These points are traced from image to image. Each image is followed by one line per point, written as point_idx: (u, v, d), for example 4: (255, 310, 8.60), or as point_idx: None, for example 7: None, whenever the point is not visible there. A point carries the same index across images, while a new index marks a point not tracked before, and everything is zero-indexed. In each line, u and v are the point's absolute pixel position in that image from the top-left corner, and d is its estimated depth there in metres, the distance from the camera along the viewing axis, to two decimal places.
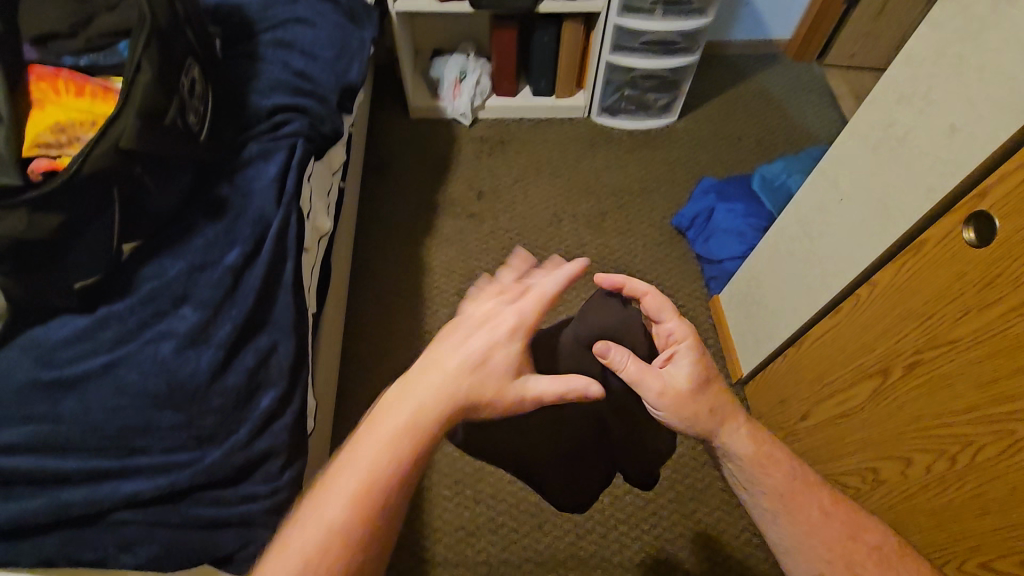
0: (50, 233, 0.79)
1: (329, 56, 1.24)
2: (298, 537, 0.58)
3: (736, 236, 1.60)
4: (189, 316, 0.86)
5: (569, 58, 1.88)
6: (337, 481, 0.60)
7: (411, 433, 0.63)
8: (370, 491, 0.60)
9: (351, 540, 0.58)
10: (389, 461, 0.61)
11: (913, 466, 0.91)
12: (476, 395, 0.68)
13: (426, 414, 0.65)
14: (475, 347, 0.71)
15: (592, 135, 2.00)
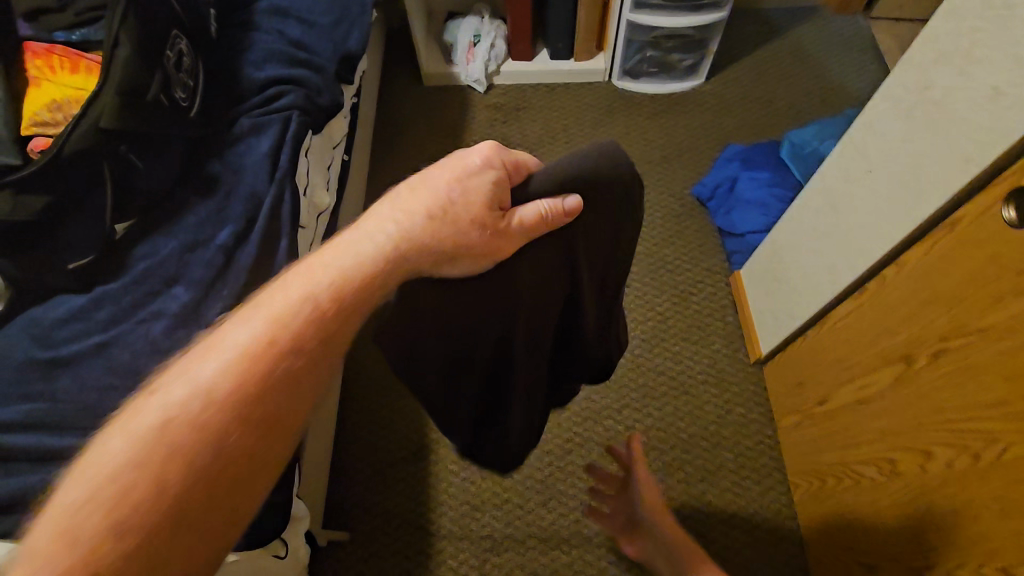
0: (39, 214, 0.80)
1: (327, 23, 1.20)
2: (157, 416, 0.44)
3: (762, 208, 1.51)
4: (180, 295, 0.86)
5: (587, 18, 1.77)
6: (212, 357, 0.47)
7: (311, 303, 0.50)
8: (249, 369, 0.47)
9: (214, 439, 0.44)
10: (293, 318, 0.49)
11: (934, 459, 0.85)
12: (432, 238, 0.52)
13: (357, 266, 0.52)
14: (435, 181, 0.54)
15: (613, 99, 1.90)
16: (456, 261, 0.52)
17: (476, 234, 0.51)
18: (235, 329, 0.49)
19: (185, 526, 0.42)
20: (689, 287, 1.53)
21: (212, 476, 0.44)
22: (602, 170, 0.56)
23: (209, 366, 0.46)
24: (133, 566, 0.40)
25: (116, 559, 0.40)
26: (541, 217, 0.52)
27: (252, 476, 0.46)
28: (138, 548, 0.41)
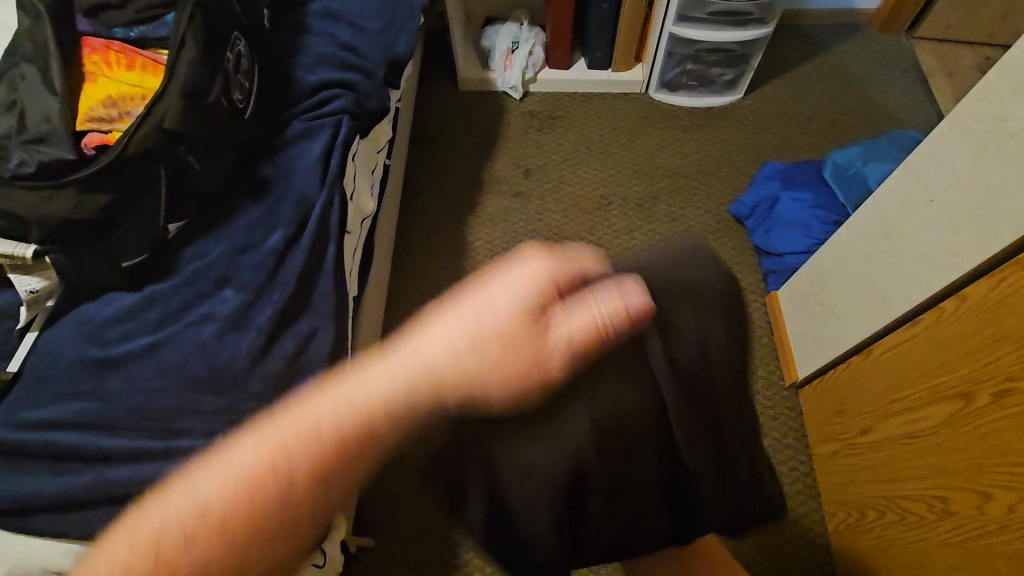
0: (98, 212, 0.79)
1: (376, 27, 1.19)
2: (171, 516, 0.46)
3: (802, 228, 1.48)
4: (230, 298, 0.86)
5: (628, 28, 1.76)
6: (213, 474, 0.47)
7: (340, 422, 0.49)
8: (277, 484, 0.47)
9: (250, 539, 0.46)
10: (294, 455, 0.48)
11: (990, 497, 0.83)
12: (486, 373, 0.50)
13: (400, 397, 0.50)
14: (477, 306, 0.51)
15: (650, 111, 1.88)
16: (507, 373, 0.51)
17: (529, 350, 0.50)
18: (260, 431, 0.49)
19: None
20: None
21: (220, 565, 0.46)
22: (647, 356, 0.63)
23: (216, 489, 0.47)
24: None
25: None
26: (596, 329, 0.51)
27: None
28: None
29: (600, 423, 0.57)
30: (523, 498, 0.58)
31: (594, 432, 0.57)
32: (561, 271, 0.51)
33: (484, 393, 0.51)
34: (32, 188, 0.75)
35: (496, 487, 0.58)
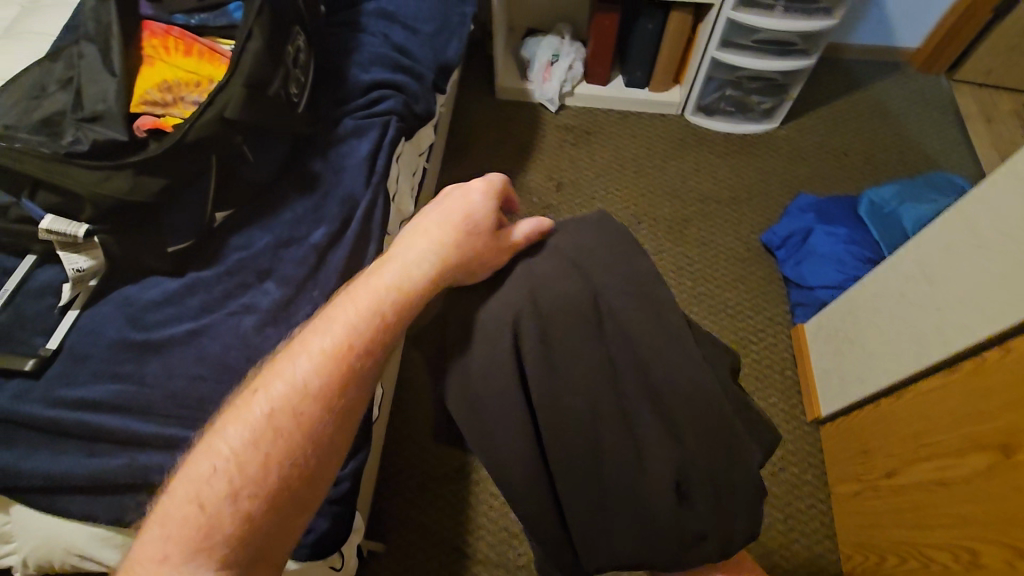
0: (152, 196, 0.79)
1: (429, 31, 1.20)
2: (261, 417, 0.51)
3: (834, 261, 1.47)
4: (272, 291, 0.85)
5: (671, 49, 1.76)
6: (300, 361, 0.53)
7: (374, 315, 0.56)
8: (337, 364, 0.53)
9: (331, 411, 0.52)
10: (358, 331, 0.55)
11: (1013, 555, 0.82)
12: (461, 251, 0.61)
13: (409, 280, 0.58)
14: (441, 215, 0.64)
15: (685, 134, 1.88)
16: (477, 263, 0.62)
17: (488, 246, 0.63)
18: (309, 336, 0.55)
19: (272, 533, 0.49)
20: (748, 334, 1.50)
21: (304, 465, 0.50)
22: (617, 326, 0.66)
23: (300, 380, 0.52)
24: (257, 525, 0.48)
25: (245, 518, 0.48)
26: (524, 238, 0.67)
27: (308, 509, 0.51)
28: (248, 517, 0.48)
29: (557, 324, 0.63)
30: (485, 387, 0.61)
31: (551, 331, 0.63)
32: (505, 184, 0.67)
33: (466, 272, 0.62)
34: (91, 167, 0.76)
35: (467, 346, 0.62)
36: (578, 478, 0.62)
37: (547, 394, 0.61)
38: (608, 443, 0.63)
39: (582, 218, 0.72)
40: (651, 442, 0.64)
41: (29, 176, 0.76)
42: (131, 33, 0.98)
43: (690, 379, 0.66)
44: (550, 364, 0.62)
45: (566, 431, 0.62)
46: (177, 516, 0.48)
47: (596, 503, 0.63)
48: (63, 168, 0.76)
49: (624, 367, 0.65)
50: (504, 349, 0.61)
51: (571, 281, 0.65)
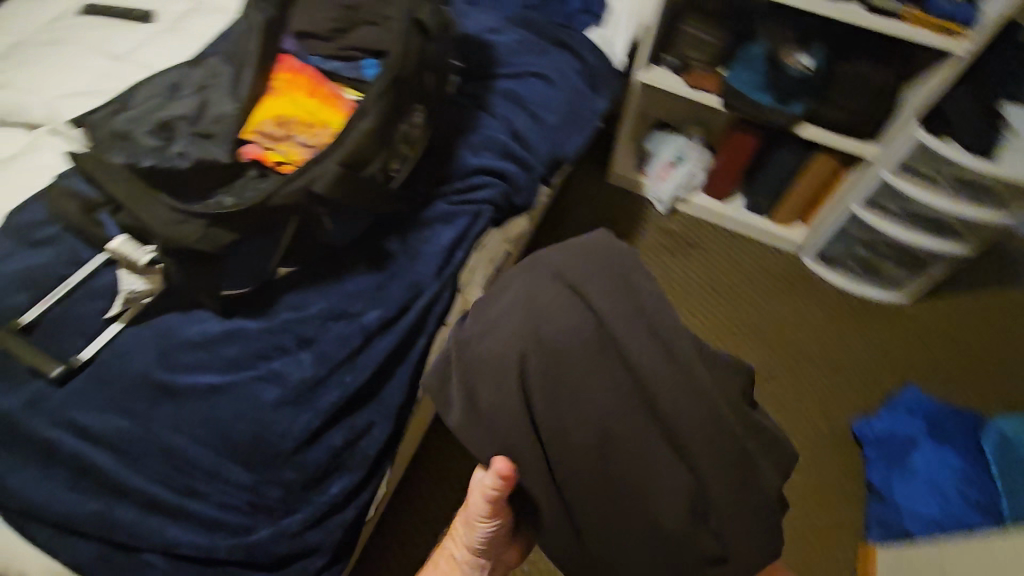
0: (219, 246, 0.77)
1: (554, 122, 1.15)
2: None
3: (934, 491, 1.24)
4: (305, 364, 0.81)
5: (805, 189, 1.61)
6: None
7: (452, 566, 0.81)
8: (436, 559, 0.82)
9: None
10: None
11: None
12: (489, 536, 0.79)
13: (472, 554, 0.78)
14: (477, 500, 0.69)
15: (795, 276, 1.71)
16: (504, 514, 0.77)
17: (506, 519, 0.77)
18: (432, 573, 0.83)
19: None
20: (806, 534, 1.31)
21: None
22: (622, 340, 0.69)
23: None
24: None
25: None
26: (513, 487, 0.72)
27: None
28: None
29: (568, 348, 0.68)
30: (507, 407, 0.66)
31: (561, 356, 0.67)
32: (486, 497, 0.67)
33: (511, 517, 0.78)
34: (171, 207, 0.75)
35: (478, 376, 0.68)
36: (584, 490, 0.67)
37: (556, 425, 0.66)
38: (616, 465, 0.67)
39: (576, 242, 0.76)
40: (659, 461, 0.68)
41: (120, 200, 0.77)
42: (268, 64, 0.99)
43: (693, 419, 0.70)
44: (553, 391, 0.66)
45: (572, 449, 0.66)
46: None
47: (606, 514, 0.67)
48: (149, 200, 0.76)
49: (634, 389, 0.69)
50: (508, 387, 0.66)
51: (580, 313, 0.70)
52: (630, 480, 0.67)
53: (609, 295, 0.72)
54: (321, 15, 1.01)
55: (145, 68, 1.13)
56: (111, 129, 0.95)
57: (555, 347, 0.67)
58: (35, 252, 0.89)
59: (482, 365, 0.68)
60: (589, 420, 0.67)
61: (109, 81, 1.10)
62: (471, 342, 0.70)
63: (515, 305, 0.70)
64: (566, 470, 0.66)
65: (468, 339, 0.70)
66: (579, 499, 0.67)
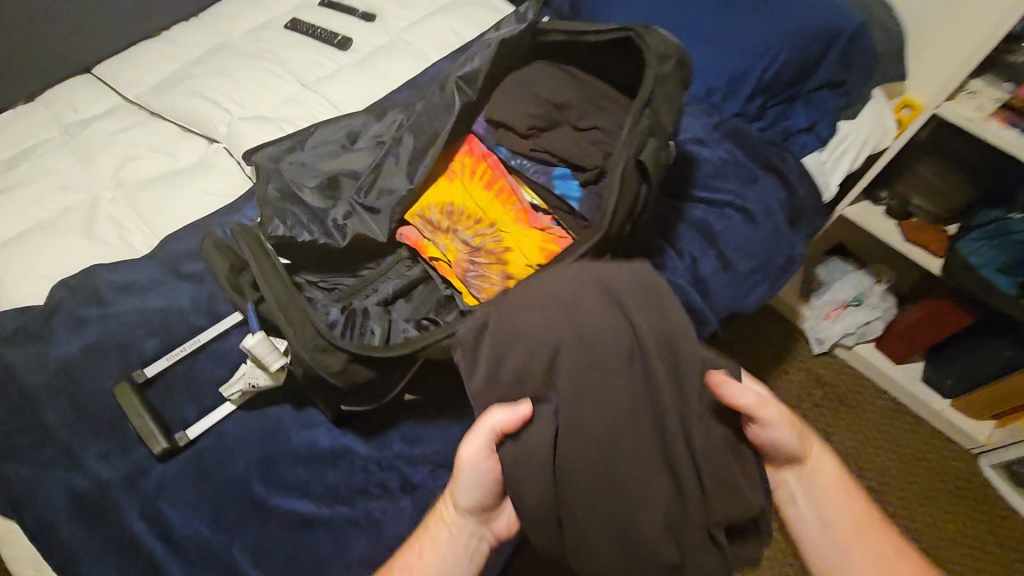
0: (353, 384, 0.69)
1: (743, 270, 0.98)
2: None
3: None
4: (405, 516, 0.71)
5: (1017, 393, 1.31)
6: None
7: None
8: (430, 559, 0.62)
9: None
10: None
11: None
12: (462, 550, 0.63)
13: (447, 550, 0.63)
14: (475, 449, 0.59)
15: (970, 485, 1.40)
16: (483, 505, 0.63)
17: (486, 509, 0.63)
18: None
19: None
20: None
21: None
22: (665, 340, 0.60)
23: None
24: None
25: None
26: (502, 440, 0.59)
27: None
28: None
29: (595, 335, 0.59)
30: (518, 371, 0.59)
31: (588, 338, 0.59)
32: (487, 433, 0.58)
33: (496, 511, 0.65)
34: (319, 330, 0.68)
35: (495, 341, 0.61)
36: (569, 480, 0.57)
37: (565, 411, 0.58)
38: (618, 468, 0.57)
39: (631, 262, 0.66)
40: (656, 484, 0.57)
41: (268, 300, 0.70)
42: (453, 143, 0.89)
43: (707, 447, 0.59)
44: (576, 379, 0.58)
45: (574, 444, 0.57)
46: None
47: (584, 519, 0.57)
48: (297, 312, 0.69)
49: (656, 406, 0.58)
50: (530, 360, 0.59)
51: (616, 318, 0.60)
52: (623, 500, 0.57)
53: (660, 308, 0.62)
54: (520, 104, 0.84)
55: (329, 103, 1.08)
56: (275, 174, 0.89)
57: (591, 342, 0.59)
58: (178, 289, 0.86)
59: (513, 342, 0.61)
60: (599, 406, 0.58)
61: (291, 110, 1.06)
62: (506, 315, 0.62)
63: (548, 292, 0.63)
64: (564, 463, 0.57)
65: (501, 309, 0.63)
66: (565, 497, 0.57)
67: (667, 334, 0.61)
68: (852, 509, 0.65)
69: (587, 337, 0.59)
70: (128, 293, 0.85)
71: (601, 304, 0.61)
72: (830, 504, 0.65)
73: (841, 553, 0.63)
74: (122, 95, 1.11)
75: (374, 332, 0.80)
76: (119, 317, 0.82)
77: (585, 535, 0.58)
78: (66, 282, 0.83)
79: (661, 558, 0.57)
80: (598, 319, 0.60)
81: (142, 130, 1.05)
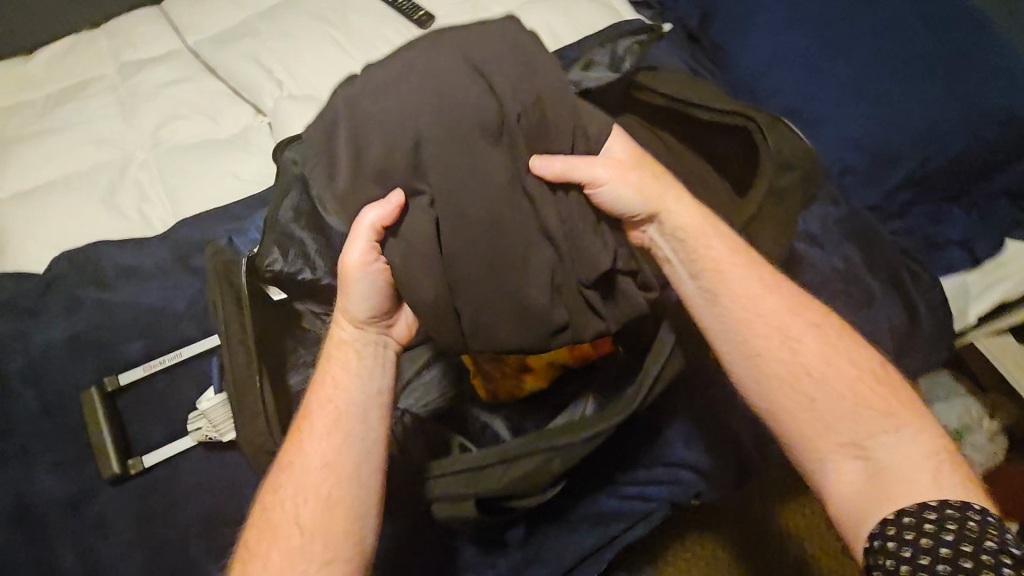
0: None
1: None
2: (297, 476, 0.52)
3: None
4: None
5: None
6: (304, 445, 0.53)
7: (333, 420, 0.53)
8: (346, 373, 0.54)
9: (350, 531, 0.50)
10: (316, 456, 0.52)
11: (864, 476, 0.50)
12: (376, 374, 0.55)
13: (347, 369, 0.55)
14: (356, 252, 0.52)
15: None
16: (377, 315, 0.55)
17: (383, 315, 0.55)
18: (298, 448, 0.53)
19: (354, 494, 0.51)
20: None
21: (363, 498, 0.51)
22: (535, 115, 0.53)
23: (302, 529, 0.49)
24: (363, 492, 0.51)
25: (371, 495, 0.52)
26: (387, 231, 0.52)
27: (358, 501, 0.51)
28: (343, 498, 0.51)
29: (463, 118, 0.51)
30: (378, 161, 0.52)
31: (457, 123, 0.51)
32: (369, 224, 0.51)
33: (395, 319, 0.57)
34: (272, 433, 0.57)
35: (354, 138, 0.53)
36: (452, 246, 0.51)
37: (444, 192, 0.50)
38: (508, 244, 0.51)
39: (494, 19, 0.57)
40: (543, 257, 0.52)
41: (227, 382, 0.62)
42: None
43: (576, 214, 0.53)
44: (446, 163, 0.51)
45: (457, 229, 0.50)
46: (284, 508, 0.51)
47: (477, 299, 0.51)
48: (249, 405, 0.60)
49: (521, 176, 0.52)
50: (395, 152, 0.51)
51: (478, 87, 0.52)
52: (514, 282, 0.51)
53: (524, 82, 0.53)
54: None
55: None
56: (298, 179, 0.70)
57: (454, 119, 0.51)
58: (177, 285, 0.79)
59: (368, 129, 0.52)
60: (475, 181, 0.50)
61: None
62: (357, 108, 0.53)
63: (406, 70, 0.53)
64: (453, 253, 0.51)
65: (349, 105, 0.54)
66: (461, 285, 0.51)
67: (534, 111, 0.53)
68: (763, 296, 0.55)
69: (458, 115, 0.51)
70: (127, 279, 0.78)
71: (462, 74, 0.52)
72: (764, 309, 0.55)
73: (720, 310, 0.56)
74: (183, 39, 1.03)
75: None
76: (112, 308, 0.76)
77: (482, 311, 0.52)
78: (69, 256, 0.79)
79: (557, 323, 0.52)
80: (465, 94, 0.51)
81: (190, 86, 0.97)
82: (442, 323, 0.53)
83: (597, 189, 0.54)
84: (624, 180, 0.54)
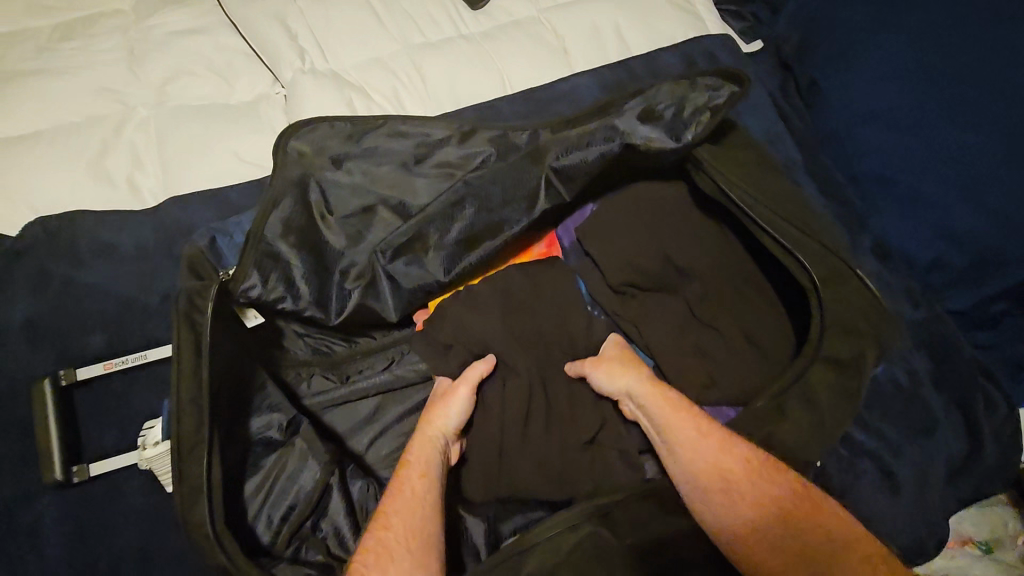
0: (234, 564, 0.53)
1: None
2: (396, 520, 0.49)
3: None
4: None
5: None
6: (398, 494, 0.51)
7: (432, 483, 0.53)
8: (435, 458, 0.55)
9: None
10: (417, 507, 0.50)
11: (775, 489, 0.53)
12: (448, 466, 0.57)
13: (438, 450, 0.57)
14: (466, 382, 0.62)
15: None
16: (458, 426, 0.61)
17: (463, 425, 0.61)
18: (392, 499, 0.50)
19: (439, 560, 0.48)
20: None
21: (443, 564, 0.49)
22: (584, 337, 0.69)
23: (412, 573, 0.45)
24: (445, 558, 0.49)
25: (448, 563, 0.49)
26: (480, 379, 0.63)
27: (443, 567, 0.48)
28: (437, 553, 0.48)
29: (546, 337, 0.69)
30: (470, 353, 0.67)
31: (538, 337, 0.69)
32: (480, 369, 0.64)
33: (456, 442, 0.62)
34: (200, 492, 0.49)
35: (452, 324, 0.68)
36: (511, 411, 0.65)
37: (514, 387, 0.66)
38: (545, 428, 0.66)
39: (568, 139, 0.65)
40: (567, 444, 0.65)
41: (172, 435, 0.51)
42: (546, 227, 0.75)
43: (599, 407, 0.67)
44: (524, 366, 0.67)
45: (516, 409, 0.65)
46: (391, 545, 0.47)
47: (516, 462, 0.64)
48: (193, 471, 0.50)
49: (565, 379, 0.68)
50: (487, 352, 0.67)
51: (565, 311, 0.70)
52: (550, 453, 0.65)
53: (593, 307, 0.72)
54: (629, 258, 0.69)
55: (420, 81, 0.81)
56: (295, 186, 0.63)
57: (542, 337, 0.69)
58: (156, 276, 0.72)
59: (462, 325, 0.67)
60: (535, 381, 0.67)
61: (372, 79, 0.81)
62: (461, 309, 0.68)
63: (492, 282, 0.70)
64: (508, 424, 0.65)
65: (457, 305, 0.69)
66: (511, 446, 0.64)
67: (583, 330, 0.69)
68: (677, 408, 0.57)
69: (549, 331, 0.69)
70: (101, 259, 0.71)
71: (546, 293, 0.71)
72: (683, 432, 0.55)
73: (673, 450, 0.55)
74: None
75: (294, 513, 0.57)
76: (81, 292, 0.70)
77: (519, 469, 0.64)
78: (45, 223, 0.71)
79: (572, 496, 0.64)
80: (551, 314, 0.70)
81: (205, 39, 0.85)
82: (485, 475, 0.64)
83: (594, 371, 0.64)
84: (614, 358, 0.64)
